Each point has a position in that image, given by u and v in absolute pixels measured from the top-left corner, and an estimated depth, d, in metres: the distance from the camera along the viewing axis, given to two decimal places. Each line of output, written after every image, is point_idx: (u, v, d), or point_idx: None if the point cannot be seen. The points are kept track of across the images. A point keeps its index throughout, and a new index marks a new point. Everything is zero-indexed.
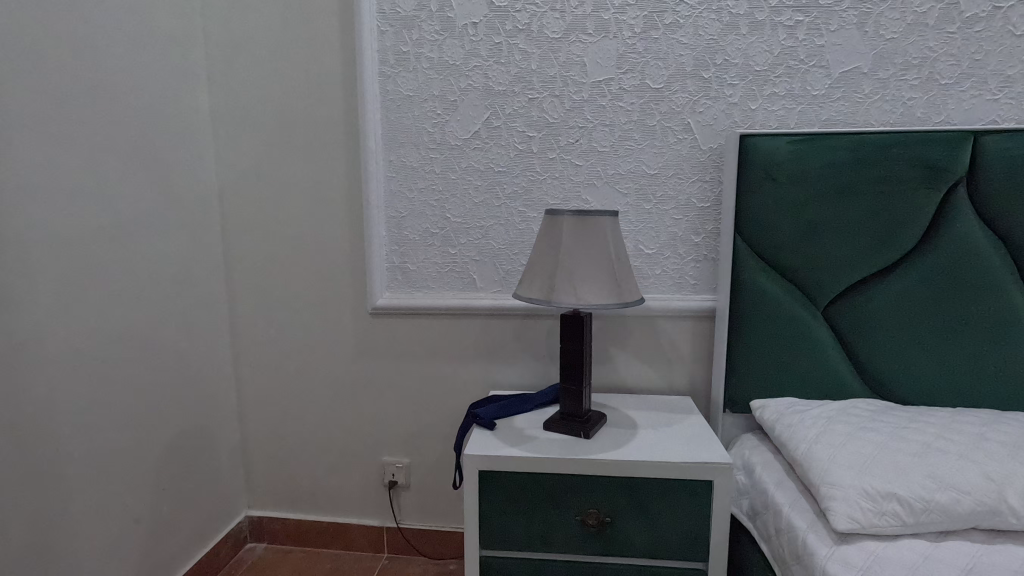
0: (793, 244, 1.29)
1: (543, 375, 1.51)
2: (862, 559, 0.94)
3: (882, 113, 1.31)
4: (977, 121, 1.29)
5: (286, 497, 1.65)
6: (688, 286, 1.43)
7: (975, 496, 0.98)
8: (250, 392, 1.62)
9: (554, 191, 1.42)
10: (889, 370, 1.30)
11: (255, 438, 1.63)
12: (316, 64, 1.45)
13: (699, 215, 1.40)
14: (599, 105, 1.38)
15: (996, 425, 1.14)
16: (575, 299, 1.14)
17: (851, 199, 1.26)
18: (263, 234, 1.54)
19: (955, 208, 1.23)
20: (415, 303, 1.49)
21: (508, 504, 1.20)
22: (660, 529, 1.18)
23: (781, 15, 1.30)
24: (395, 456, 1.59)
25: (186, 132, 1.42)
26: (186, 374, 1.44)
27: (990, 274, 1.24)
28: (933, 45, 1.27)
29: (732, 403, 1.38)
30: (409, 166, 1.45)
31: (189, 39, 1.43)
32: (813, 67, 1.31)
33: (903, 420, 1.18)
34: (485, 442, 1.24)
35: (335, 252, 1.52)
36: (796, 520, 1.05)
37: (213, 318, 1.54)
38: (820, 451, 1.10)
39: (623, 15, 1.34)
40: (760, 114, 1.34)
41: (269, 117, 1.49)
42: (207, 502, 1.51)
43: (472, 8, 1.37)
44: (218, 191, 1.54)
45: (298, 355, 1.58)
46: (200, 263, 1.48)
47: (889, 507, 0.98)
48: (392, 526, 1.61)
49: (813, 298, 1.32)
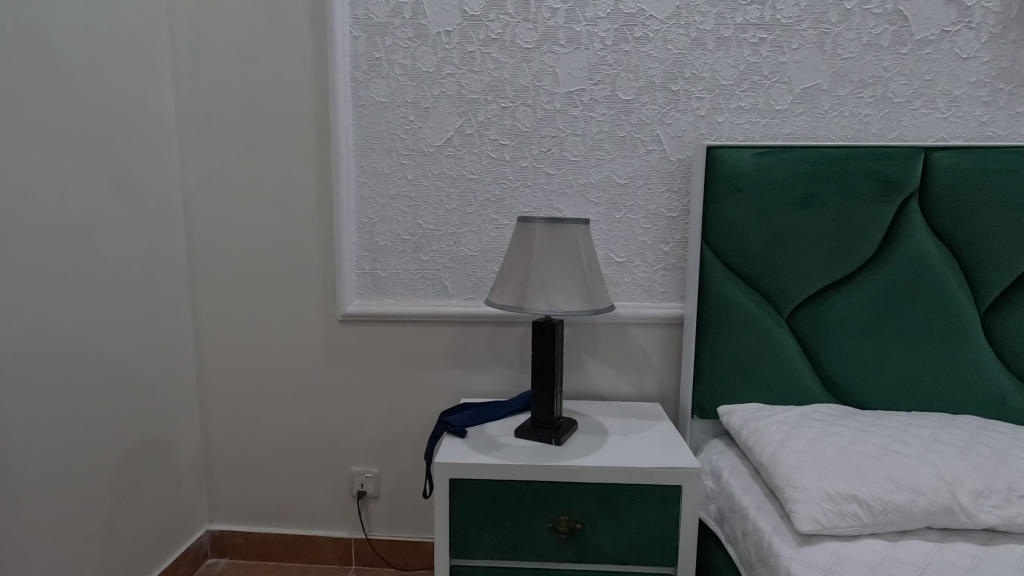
0: (758, 253, 1.33)
1: (515, 383, 1.51)
2: (824, 559, 0.97)
3: (840, 128, 1.36)
4: (928, 138, 1.35)
5: (250, 509, 1.60)
6: (657, 294, 1.46)
7: (929, 496, 1.02)
8: (213, 400, 1.57)
9: (526, 199, 1.43)
10: (850, 376, 1.35)
11: (217, 450, 1.58)
12: (284, 68, 1.43)
13: (668, 224, 1.43)
14: (571, 115, 1.40)
15: (948, 428, 1.20)
16: (548, 307, 1.15)
17: (812, 210, 1.31)
18: (229, 239, 1.50)
19: (908, 220, 1.29)
20: (387, 309, 1.47)
21: (480, 513, 1.19)
22: (630, 535, 1.19)
23: (746, 32, 1.35)
24: (364, 465, 1.56)
25: (149, 133, 1.38)
26: (144, 386, 1.38)
27: (942, 284, 1.30)
28: (887, 65, 1.34)
29: (700, 409, 1.41)
30: (381, 172, 1.44)
31: (154, 39, 1.40)
32: (776, 82, 1.36)
33: (862, 424, 1.22)
34: (455, 450, 1.23)
35: (305, 259, 1.49)
36: (762, 522, 1.08)
37: (176, 325, 1.49)
38: (785, 454, 1.13)
39: (594, 27, 1.37)
40: (726, 126, 1.38)
41: (237, 121, 1.46)
42: (166, 516, 1.46)
43: (446, 17, 1.38)
44: (182, 195, 1.50)
45: (263, 364, 1.54)
46: (162, 269, 1.43)
47: (849, 508, 1.01)
48: (360, 538, 1.58)
49: (777, 306, 1.35)
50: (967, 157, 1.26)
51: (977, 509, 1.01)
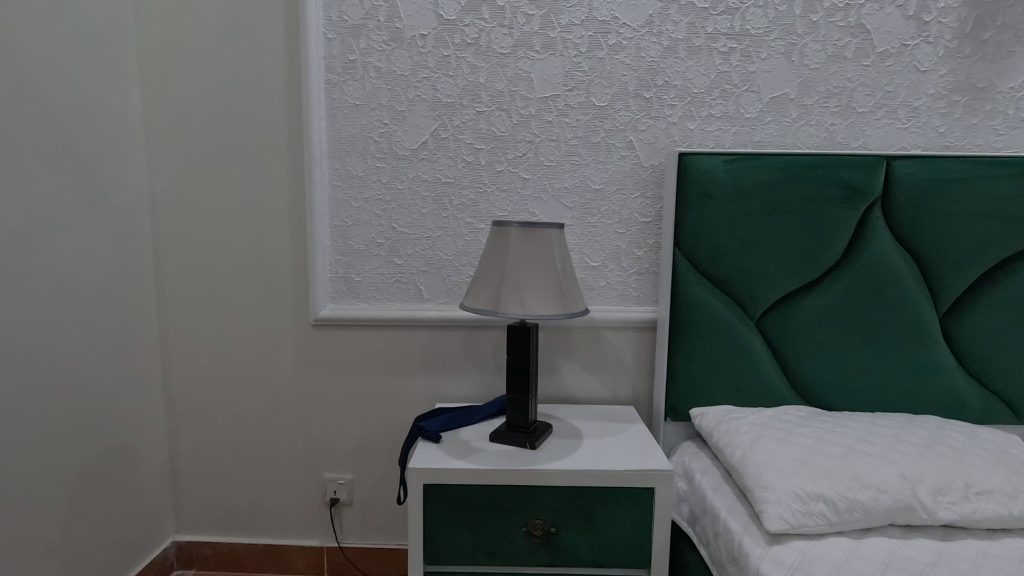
0: (728, 257, 1.36)
1: (490, 387, 1.51)
2: (792, 558, 0.99)
3: (807, 137, 1.40)
4: (890, 147, 1.40)
5: (219, 519, 1.56)
6: (631, 298, 1.48)
7: (892, 494, 1.05)
8: (180, 407, 1.53)
9: (501, 204, 1.44)
10: (817, 379, 1.39)
11: (184, 459, 1.54)
12: (254, 69, 1.41)
13: (641, 230, 1.45)
14: (546, 120, 1.41)
15: (909, 428, 1.24)
16: (523, 311, 1.15)
17: (780, 216, 1.34)
18: (198, 242, 1.47)
19: (871, 226, 1.33)
20: (360, 314, 1.46)
21: (454, 519, 1.19)
22: (603, 537, 1.19)
23: (716, 42, 1.38)
24: (337, 472, 1.54)
25: (113, 133, 1.34)
26: (108, 393, 1.34)
27: (903, 288, 1.34)
28: (851, 76, 1.38)
29: (672, 412, 1.43)
30: (355, 175, 1.42)
31: (119, 37, 1.36)
32: (745, 91, 1.39)
33: (829, 425, 1.25)
34: (430, 455, 1.22)
35: (276, 263, 1.47)
36: (732, 522, 1.10)
37: (141, 330, 1.45)
38: (755, 455, 1.16)
39: (568, 34, 1.38)
40: (698, 133, 1.41)
41: (206, 122, 1.43)
42: (129, 528, 1.41)
43: (421, 21, 1.38)
44: (148, 196, 1.46)
45: (232, 370, 1.51)
46: (126, 272, 1.39)
47: (816, 507, 1.04)
48: (333, 546, 1.56)
49: (747, 310, 1.38)
50: (926, 166, 1.31)
51: (936, 506, 1.05)
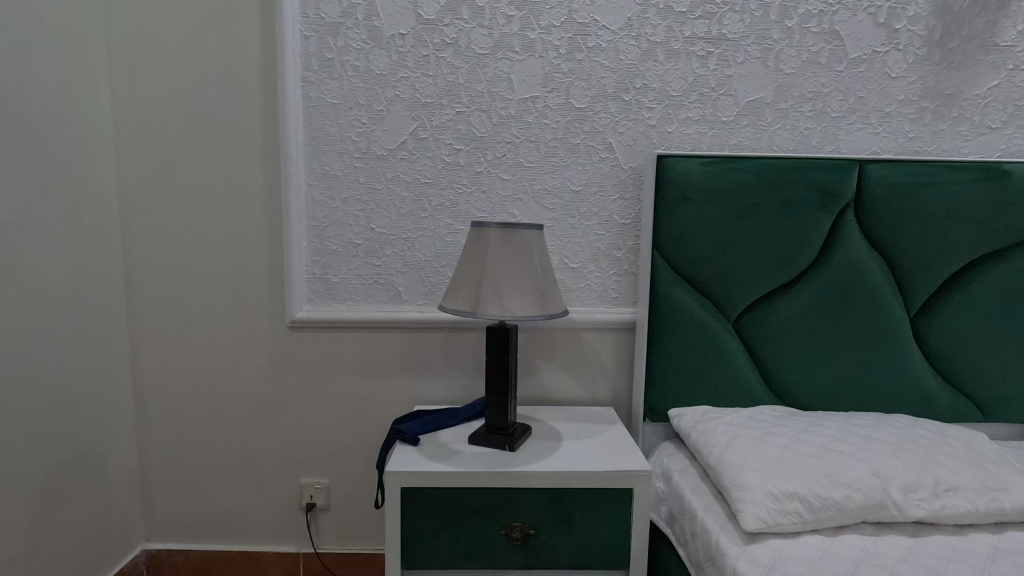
0: (705, 259, 1.37)
1: (470, 389, 1.50)
2: (768, 557, 1.00)
3: (783, 140, 1.42)
4: (862, 151, 1.43)
5: (191, 526, 1.53)
6: (610, 300, 1.48)
7: (864, 492, 1.07)
8: (150, 411, 1.49)
9: (481, 205, 1.43)
10: (793, 379, 1.41)
11: (154, 465, 1.50)
12: (229, 65, 1.38)
13: (621, 231, 1.46)
14: (526, 121, 1.41)
15: (881, 427, 1.26)
16: (502, 312, 1.15)
17: (756, 218, 1.36)
18: (171, 241, 1.43)
19: (845, 229, 1.35)
20: (338, 316, 1.44)
21: (433, 522, 1.18)
22: (582, 538, 1.19)
23: (694, 46, 1.39)
24: (314, 476, 1.51)
25: (80, 130, 1.30)
26: (74, 397, 1.30)
27: (876, 290, 1.37)
28: (825, 81, 1.40)
29: (651, 413, 1.43)
30: (333, 174, 1.41)
31: (88, 31, 1.32)
32: (722, 95, 1.41)
33: (803, 425, 1.27)
34: (408, 459, 1.21)
35: (251, 264, 1.44)
36: (709, 522, 1.10)
37: (110, 332, 1.41)
38: (732, 455, 1.17)
39: (548, 35, 1.38)
40: (676, 136, 1.42)
41: (179, 119, 1.40)
42: (96, 536, 1.37)
43: (400, 20, 1.37)
44: (118, 195, 1.42)
45: (205, 373, 1.48)
46: (94, 273, 1.35)
47: (792, 506, 1.05)
48: (309, 552, 1.53)
49: (724, 311, 1.40)
50: (897, 170, 1.34)
51: (907, 503, 1.07)
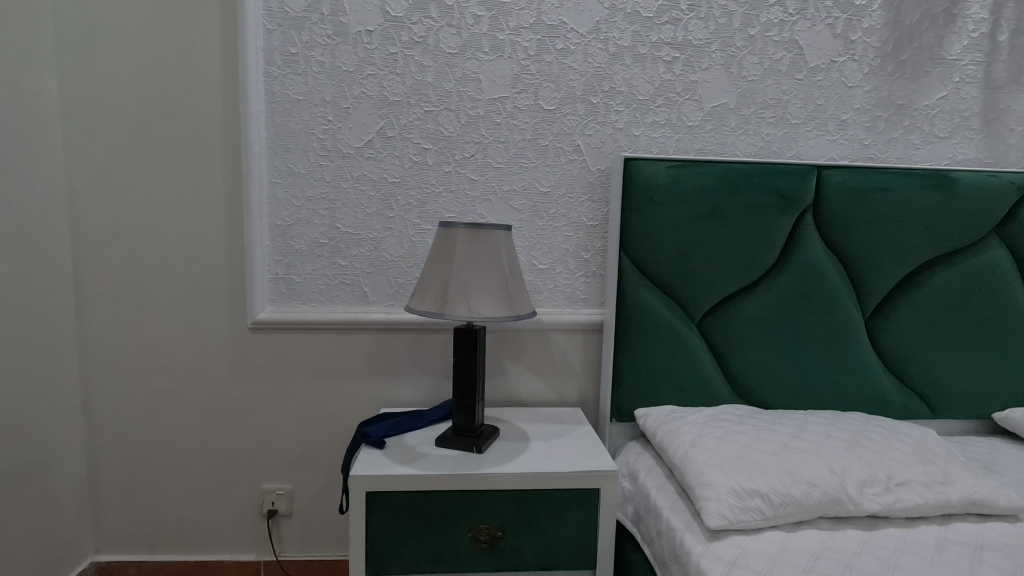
0: (671, 261, 1.39)
1: (437, 391, 1.48)
2: (731, 553, 1.01)
3: (746, 145, 1.46)
4: (820, 158, 1.47)
5: (145, 536, 1.46)
6: (578, 300, 1.49)
7: (822, 488, 1.10)
8: (100, 416, 1.42)
9: (449, 205, 1.42)
10: (755, 379, 1.44)
11: (105, 472, 1.44)
12: (188, 57, 1.34)
13: (589, 232, 1.46)
14: (494, 121, 1.40)
15: (838, 424, 1.30)
16: (469, 312, 1.14)
17: (720, 221, 1.38)
18: (123, 239, 1.38)
19: (804, 232, 1.39)
20: (302, 317, 1.40)
21: (399, 526, 1.16)
22: (549, 539, 1.19)
23: (660, 51, 1.41)
24: (276, 482, 1.47)
25: (25, 123, 1.24)
26: (15, 401, 1.23)
27: (833, 291, 1.41)
28: (785, 89, 1.44)
29: (618, 413, 1.45)
30: (297, 172, 1.37)
31: (34, 19, 1.26)
32: (687, 100, 1.43)
33: (764, 423, 1.30)
34: (373, 462, 1.18)
35: (210, 263, 1.40)
36: (674, 521, 1.12)
37: (57, 334, 1.34)
38: (696, 453, 1.18)
39: (517, 36, 1.38)
40: (643, 139, 1.44)
41: (132, 112, 1.34)
42: (40, 549, 1.30)
43: (367, 16, 1.34)
44: (65, 189, 1.35)
45: (160, 377, 1.42)
46: (40, 272, 1.29)
47: (753, 503, 1.07)
48: (271, 559, 1.49)
49: (688, 312, 1.42)
50: (853, 175, 1.39)
51: (862, 498, 1.10)
